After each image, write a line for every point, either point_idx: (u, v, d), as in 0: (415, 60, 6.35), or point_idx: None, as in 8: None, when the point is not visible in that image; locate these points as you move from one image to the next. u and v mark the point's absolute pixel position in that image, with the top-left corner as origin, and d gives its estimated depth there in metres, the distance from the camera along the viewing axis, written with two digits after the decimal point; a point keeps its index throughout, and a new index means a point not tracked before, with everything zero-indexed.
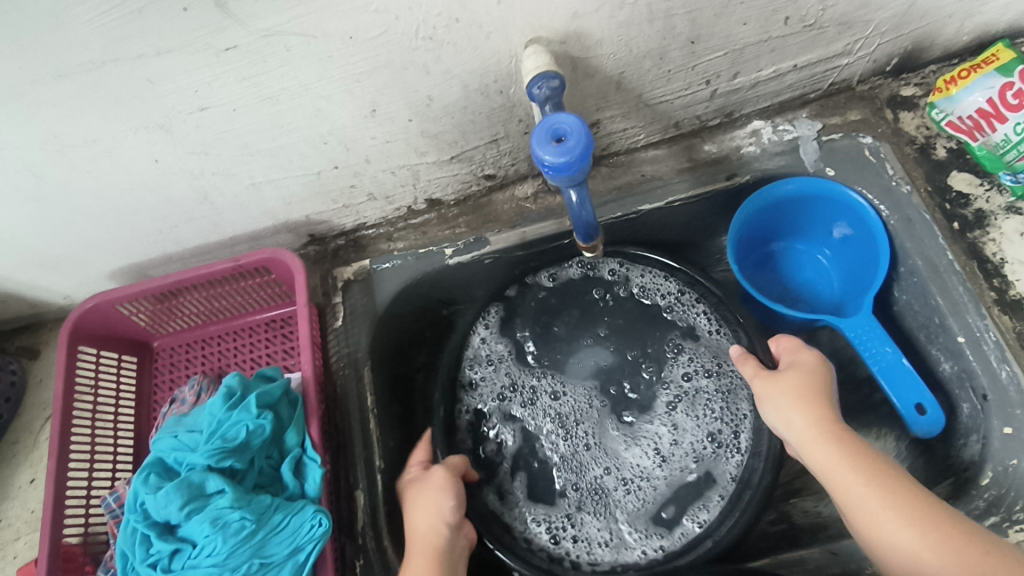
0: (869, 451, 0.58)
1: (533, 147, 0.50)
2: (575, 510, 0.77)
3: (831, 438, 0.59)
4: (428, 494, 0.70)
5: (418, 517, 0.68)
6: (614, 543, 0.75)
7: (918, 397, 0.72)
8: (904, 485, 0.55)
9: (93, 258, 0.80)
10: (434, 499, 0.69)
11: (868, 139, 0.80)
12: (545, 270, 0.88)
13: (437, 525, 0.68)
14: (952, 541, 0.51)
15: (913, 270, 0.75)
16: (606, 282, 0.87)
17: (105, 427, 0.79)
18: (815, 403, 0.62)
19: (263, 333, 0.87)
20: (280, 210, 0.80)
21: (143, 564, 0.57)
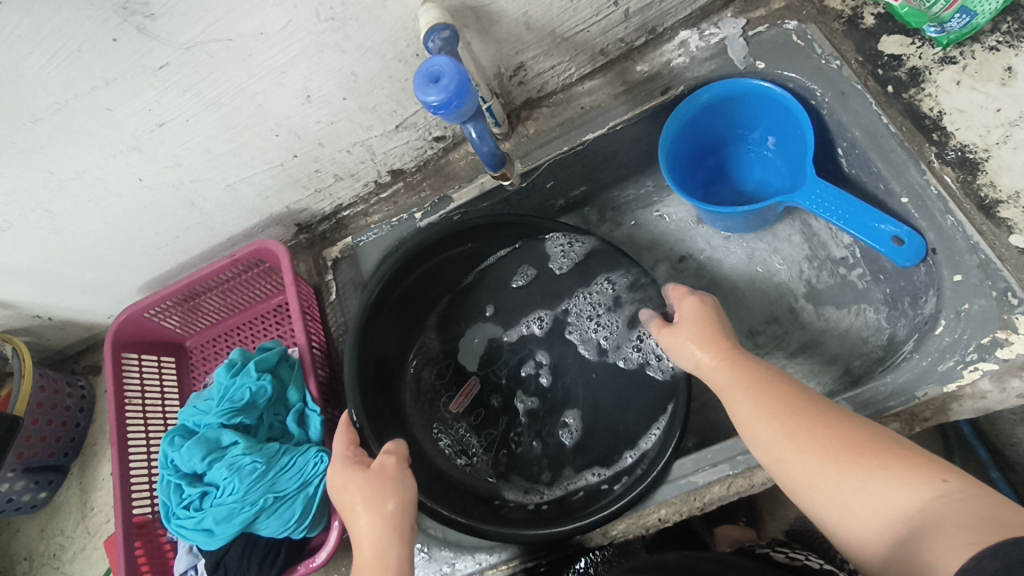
0: (751, 364, 0.65)
1: (419, 94, 0.56)
2: (518, 439, 0.85)
3: (723, 360, 0.66)
4: (375, 494, 0.61)
5: (365, 523, 0.60)
6: (550, 458, 0.83)
7: (893, 231, 0.70)
8: (776, 386, 0.61)
9: (120, 276, 0.93)
10: (385, 500, 0.61)
11: (794, 24, 0.81)
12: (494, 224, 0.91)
13: (389, 532, 0.59)
14: (807, 425, 0.57)
15: (854, 141, 0.76)
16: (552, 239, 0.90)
17: (155, 418, 0.92)
18: (709, 334, 0.69)
19: (274, 318, 0.98)
20: (262, 205, 0.90)
21: (180, 509, 0.68)
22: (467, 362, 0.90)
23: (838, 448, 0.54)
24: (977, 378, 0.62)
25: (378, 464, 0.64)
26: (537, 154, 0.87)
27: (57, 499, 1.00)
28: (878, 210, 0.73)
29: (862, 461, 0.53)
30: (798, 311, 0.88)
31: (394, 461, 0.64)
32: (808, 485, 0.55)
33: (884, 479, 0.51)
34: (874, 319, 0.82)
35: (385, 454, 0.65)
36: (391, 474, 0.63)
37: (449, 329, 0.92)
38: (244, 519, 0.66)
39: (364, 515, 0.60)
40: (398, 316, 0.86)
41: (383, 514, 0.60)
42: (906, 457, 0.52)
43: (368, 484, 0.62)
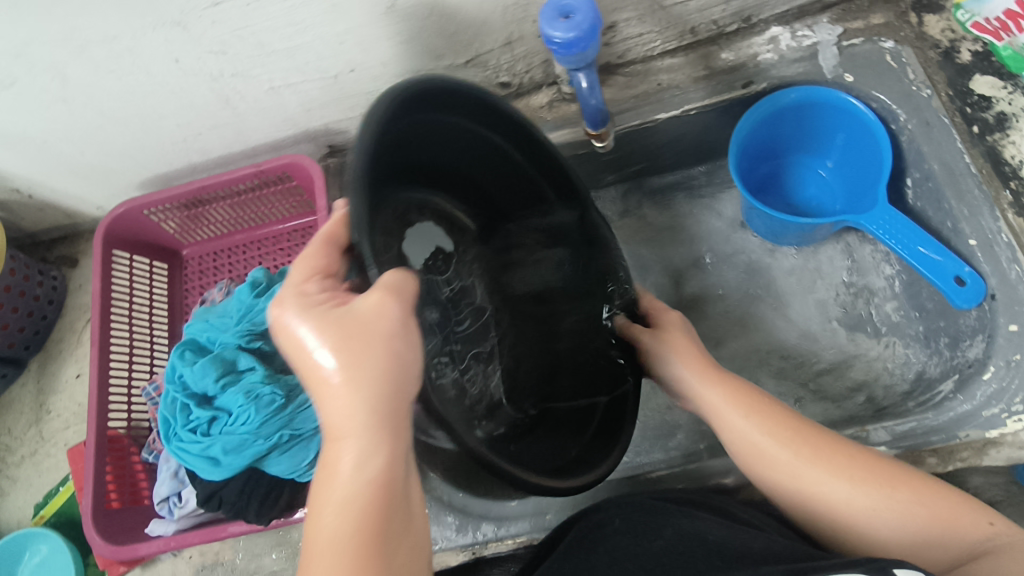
0: (742, 386, 0.63)
1: (542, 24, 0.50)
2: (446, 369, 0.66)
3: (717, 380, 0.64)
4: (363, 374, 0.45)
5: (348, 415, 0.45)
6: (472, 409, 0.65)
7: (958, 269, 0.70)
8: (778, 412, 0.60)
9: (121, 166, 0.84)
10: (374, 377, 0.45)
11: (890, 44, 0.79)
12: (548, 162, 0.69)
13: (379, 429, 0.45)
14: (827, 455, 0.56)
15: (929, 173, 0.75)
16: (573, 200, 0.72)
17: (141, 327, 0.84)
18: (683, 348, 0.68)
19: (286, 242, 0.91)
20: (300, 118, 0.82)
21: (184, 431, 0.61)
22: (413, 258, 0.66)
23: (870, 476, 0.54)
24: (1020, 429, 0.63)
25: (363, 314, 0.45)
26: None
27: (9, 396, 0.90)
28: (946, 248, 0.73)
29: (899, 490, 0.53)
30: (829, 332, 0.88)
31: (396, 312, 0.46)
32: (840, 510, 0.54)
33: (925, 508, 0.52)
34: (902, 353, 0.83)
35: (373, 300, 0.46)
36: (391, 333, 0.46)
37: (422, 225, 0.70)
38: (256, 453, 0.59)
39: (345, 404, 0.45)
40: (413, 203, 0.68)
41: (380, 398, 0.45)
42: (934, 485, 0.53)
43: (343, 357, 0.45)
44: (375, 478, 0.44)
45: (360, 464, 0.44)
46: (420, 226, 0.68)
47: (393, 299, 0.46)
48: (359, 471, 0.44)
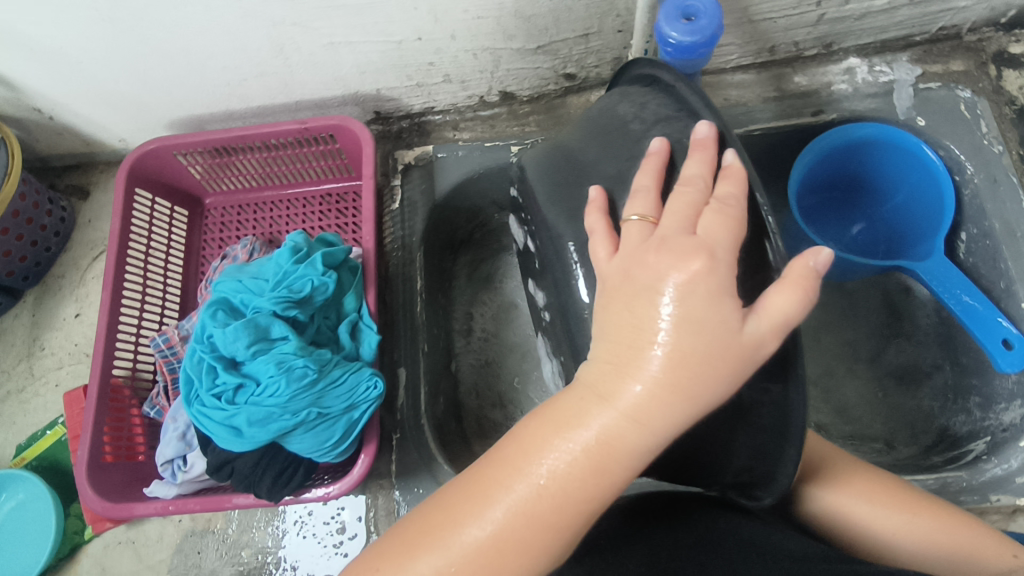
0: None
1: (660, 18, 0.48)
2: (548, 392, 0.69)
3: None
4: (691, 356, 0.38)
5: (657, 384, 0.38)
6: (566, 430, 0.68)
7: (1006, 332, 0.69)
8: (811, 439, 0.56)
9: (155, 100, 0.78)
10: (714, 375, 0.38)
11: (967, 93, 0.77)
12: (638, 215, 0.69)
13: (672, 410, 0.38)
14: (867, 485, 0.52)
15: (988, 231, 0.74)
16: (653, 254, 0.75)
17: (155, 275, 0.79)
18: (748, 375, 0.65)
19: (317, 206, 0.85)
20: (354, 79, 0.77)
21: (208, 395, 0.58)
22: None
23: (904, 502, 0.51)
24: None
25: (753, 340, 0.38)
26: None
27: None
28: (996, 307, 0.72)
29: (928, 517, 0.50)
30: (855, 373, 0.86)
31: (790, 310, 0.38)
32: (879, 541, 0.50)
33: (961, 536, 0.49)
34: (926, 406, 0.82)
35: (783, 287, 0.39)
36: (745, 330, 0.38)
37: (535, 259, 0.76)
38: (280, 428, 0.56)
39: (656, 375, 0.38)
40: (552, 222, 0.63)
41: (684, 381, 0.38)
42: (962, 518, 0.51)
43: (687, 334, 0.38)
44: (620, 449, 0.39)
45: (615, 433, 0.38)
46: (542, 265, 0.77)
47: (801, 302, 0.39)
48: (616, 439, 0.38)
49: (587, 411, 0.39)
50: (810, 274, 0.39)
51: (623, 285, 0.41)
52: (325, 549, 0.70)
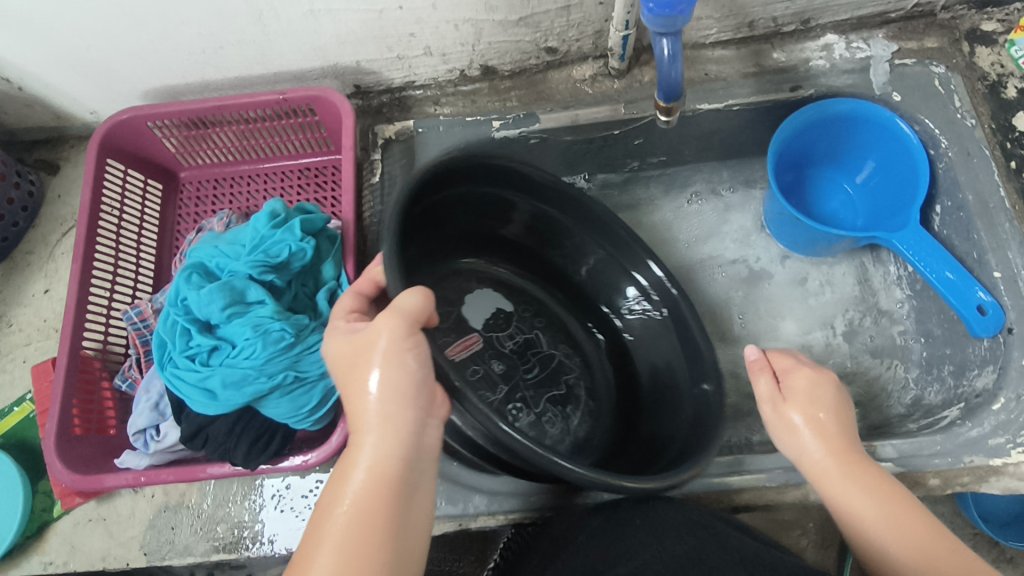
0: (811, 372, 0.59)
1: None
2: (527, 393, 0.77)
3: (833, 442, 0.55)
4: (390, 386, 0.49)
5: (369, 417, 0.49)
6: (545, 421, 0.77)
7: (983, 297, 0.71)
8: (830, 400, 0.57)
9: (128, 69, 0.76)
10: (404, 405, 0.48)
11: (940, 69, 0.79)
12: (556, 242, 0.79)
13: (394, 431, 0.48)
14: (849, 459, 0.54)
15: (962, 203, 0.75)
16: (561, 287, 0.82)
17: (128, 248, 0.77)
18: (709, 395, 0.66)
19: (295, 180, 0.84)
20: (332, 49, 0.76)
21: (181, 357, 0.57)
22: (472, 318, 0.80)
23: (878, 486, 0.53)
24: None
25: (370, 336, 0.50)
26: (645, 105, 0.81)
27: None
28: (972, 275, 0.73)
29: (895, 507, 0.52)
30: (832, 346, 0.86)
31: (398, 328, 0.49)
32: (847, 507, 0.53)
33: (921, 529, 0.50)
34: (902, 376, 0.82)
35: (384, 319, 0.50)
36: (386, 348, 0.49)
37: (461, 275, 0.79)
38: (256, 391, 0.55)
39: (370, 412, 0.49)
40: (524, 232, 0.78)
41: (392, 406, 0.48)
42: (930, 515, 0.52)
43: (381, 374, 0.49)
44: (384, 471, 0.48)
45: (378, 460, 0.47)
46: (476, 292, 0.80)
47: (403, 320, 0.50)
48: (375, 464, 0.47)
49: (354, 454, 0.49)
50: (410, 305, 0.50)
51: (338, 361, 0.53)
52: (304, 523, 0.68)
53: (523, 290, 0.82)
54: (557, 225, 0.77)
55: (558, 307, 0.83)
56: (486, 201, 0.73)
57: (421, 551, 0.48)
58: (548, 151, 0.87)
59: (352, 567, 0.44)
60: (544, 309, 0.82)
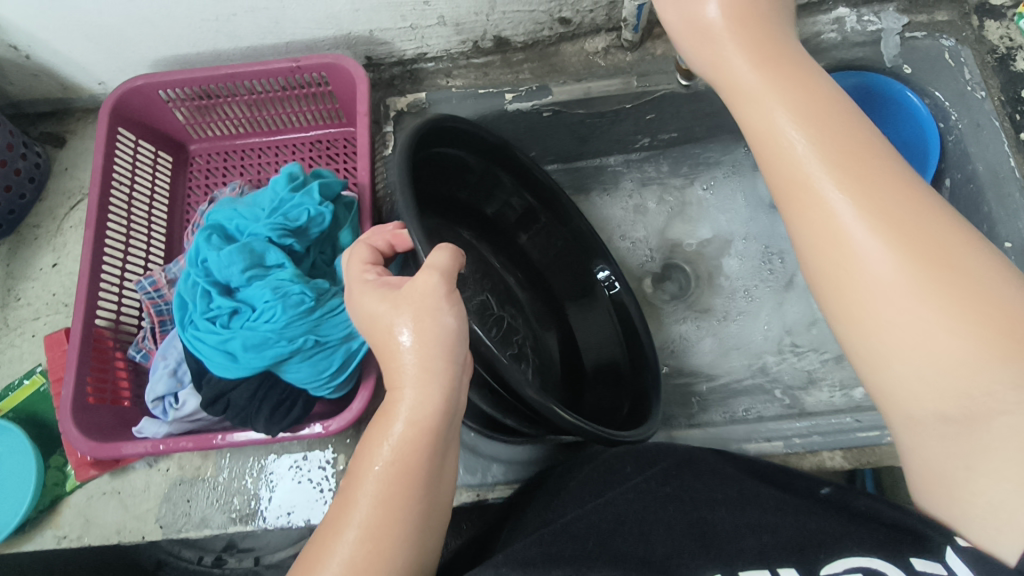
0: (753, 85, 0.44)
1: None
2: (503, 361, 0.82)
3: (862, 159, 0.39)
4: (428, 341, 0.47)
5: (407, 371, 0.47)
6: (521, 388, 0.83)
7: None
8: (775, 113, 0.43)
9: (140, 38, 0.75)
10: (440, 357, 0.47)
11: (951, 42, 0.79)
12: (526, 221, 0.89)
13: (434, 385, 0.47)
14: (898, 220, 0.38)
15: (972, 175, 0.77)
16: (515, 261, 0.90)
17: (139, 219, 0.77)
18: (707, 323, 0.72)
19: (307, 153, 0.83)
20: (345, 18, 0.75)
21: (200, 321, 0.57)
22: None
23: (939, 253, 0.37)
24: None
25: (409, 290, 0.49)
26: (658, 78, 0.81)
27: None
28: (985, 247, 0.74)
29: (938, 298, 0.36)
30: None
31: (437, 285, 0.48)
32: (811, 226, 0.40)
33: (976, 338, 0.35)
34: None
35: (423, 276, 0.49)
36: (426, 305, 0.48)
37: (430, 238, 0.82)
38: (277, 354, 0.55)
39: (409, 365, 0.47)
40: (500, 210, 0.88)
41: (430, 361, 0.47)
42: (999, 282, 0.36)
43: (419, 328, 0.48)
44: (423, 423, 0.46)
45: (416, 414, 0.46)
46: (435, 252, 0.82)
47: (440, 274, 0.49)
48: (412, 419, 0.46)
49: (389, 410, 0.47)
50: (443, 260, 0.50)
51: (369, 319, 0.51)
52: (323, 494, 0.68)
53: (488, 264, 0.88)
54: (532, 212, 0.88)
55: (502, 281, 0.89)
56: (473, 172, 0.83)
57: (452, 503, 0.47)
58: (559, 125, 0.86)
59: (391, 515, 0.43)
60: (491, 275, 0.88)
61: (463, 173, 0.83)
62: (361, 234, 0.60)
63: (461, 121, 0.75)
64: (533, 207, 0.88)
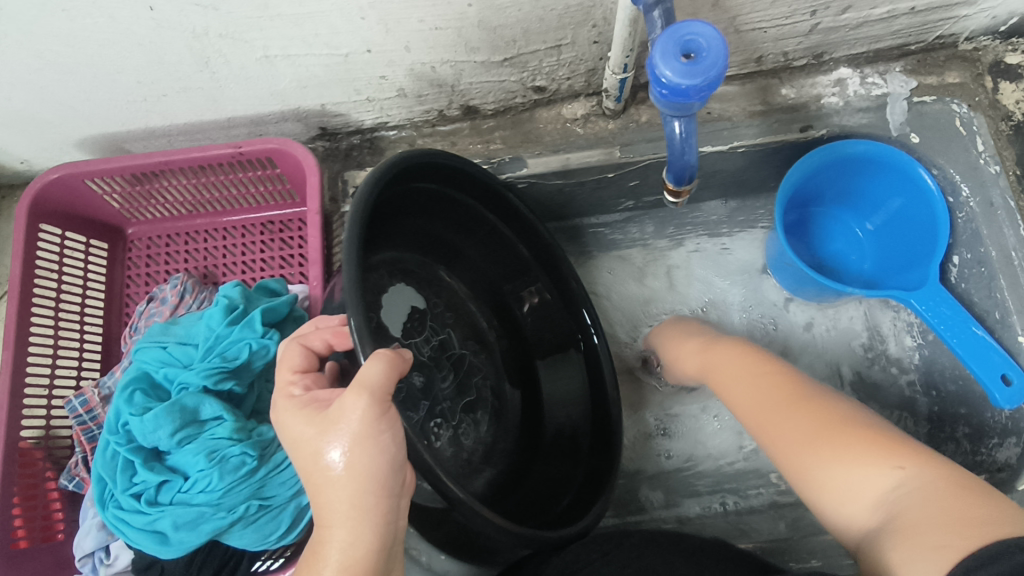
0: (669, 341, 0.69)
1: (656, 55, 0.42)
2: (447, 418, 0.68)
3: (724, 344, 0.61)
4: (360, 473, 0.42)
5: (336, 504, 0.42)
6: (465, 446, 0.69)
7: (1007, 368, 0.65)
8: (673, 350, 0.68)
9: (60, 119, 0.67)
10: (373, 492, 0.42)
11: (962, 108, 0.73)
12: (509, 259, 0.75)
13: (368, 519, 0.42)
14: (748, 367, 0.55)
15: (984, 258, 0.70)
16: (491, 293, 0.75)
17: (70, 321, 0.69)
18: (678, 341, 0.68)
19: (258, 235, 0.76)
20: (294, 93, 0.67)
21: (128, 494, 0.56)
22: (390, 324, 0.66)
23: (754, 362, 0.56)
24: None
25: (338, 412, 0.42)
26: (643, 148, 0.73)
27: None
28: (997, 343, 0.68)
29: (831, 442, 0.45)
30: None
31: (367, 410, 0.42)
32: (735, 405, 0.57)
33: (891, 478, 0.41)
34: (911, 432, 0.79)
35: (350, 397, 0.42)
36: (356, 430, 0.42)
37: (392, 275, 0.68)
38: (215, 526, 0.54)
39: (338, 498, 0.42)
40: (473, 242, 0.73)
41: (362, 496, 0.42)
42: (926, 455, 0.42)
43: (351, 456, 0.42)
44: (359, 564, 0.42)
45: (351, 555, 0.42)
46: (392, 288, 0.67)
47: (372, 399, 0.42)
48: (344, 561, 0.42)
49: (321, 544, 0.43)
50: (378, 380, 0.42)
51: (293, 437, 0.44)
52: None
53: (456, 297, 0.74)
54: (508, 249, 0.75)
55: (469, 314, 0.74)
56: (449, 207, 0.69)
57: None
58: (536, 194, 0.79)
59: None
60: (457, 308, 0.74)
61: (442, 209, 0.69)
62: (302, 324, 0.50)
63: (443, 158, 0.63)
64: (517, 247, 0.74)
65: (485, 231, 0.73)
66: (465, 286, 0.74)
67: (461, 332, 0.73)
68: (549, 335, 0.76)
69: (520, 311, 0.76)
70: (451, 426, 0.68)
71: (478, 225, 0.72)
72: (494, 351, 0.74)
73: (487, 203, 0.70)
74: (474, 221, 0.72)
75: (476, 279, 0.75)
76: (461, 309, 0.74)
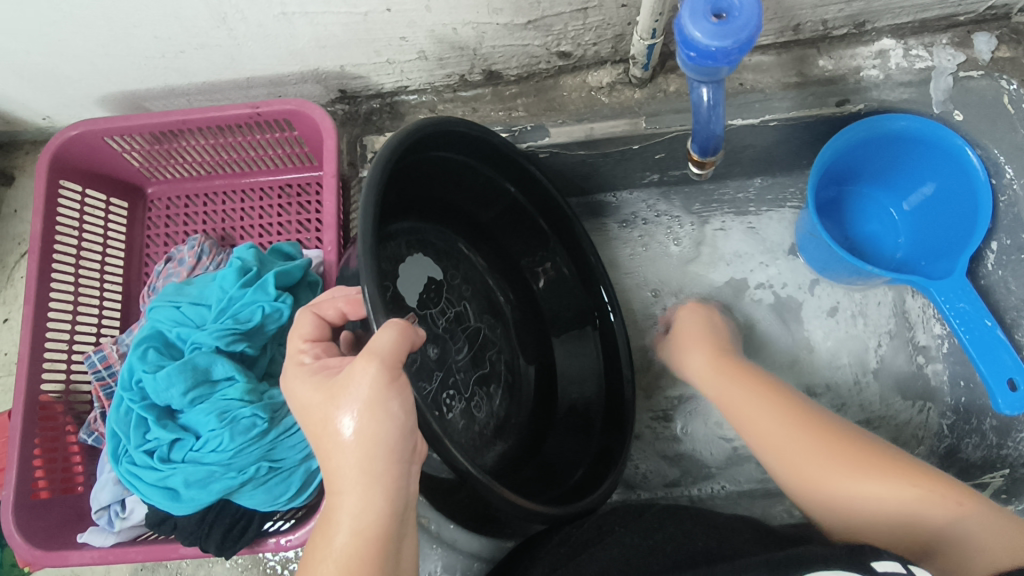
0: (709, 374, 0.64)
1: (684, 15, 0.41)
2: (462, 390, 0.67)
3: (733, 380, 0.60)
4: (370, 438, 0.41)
5: (347, 470, 0.42)
6: (479, 417, 0.69)
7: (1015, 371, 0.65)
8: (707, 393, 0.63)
9: (81, 75, 0.67)
10: (384, 461, 0.42)
11: (1012, 84, 0.68)
12: (527, 231, 0.73)
13: (379, 485, 0.42)
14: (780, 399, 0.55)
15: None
16: (508, 267, 0.75)
17: (90, 279, 0.70)
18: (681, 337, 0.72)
19: (275, 198, 0.75)
20: (312, 53, 0.66)
21: (141, 450, 0.57)
22: (407, 294, 0.66)
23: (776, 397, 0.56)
24: None
25: (348, 378, 0.42)
26: (670, 120, 0.70)
27: None
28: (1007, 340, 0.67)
29: (854, 455, 0.48)
30: (861, 385, 0.79)
31: (377, 376, 0.41)
32: (734, 413, 0.58)
33: (914, 493, 0.45)
34: (934, 422, 0.77)
35: (360, 362, 0.42)
36: (367, 395, 0.41)
37: (409, 243, 0.67)
38: (225, 486, 0.55)
39: (347, 464, 0.42)
40: (495, 214, 0.72)
41: (372, 461, 0.42)
42: (939, 475, 0.46)
43: (361, 423, 0.41)
44: (373, 529, 0.41)
45: (364, 523, 0.41)
46: (410, 259, 0.67)
47: (382, 365, 0.41)
48: (357, 527, 0.41)
49: (333, 511, 0.43)
50: (388, 349, 0.42)
51: (305, 406, 0.44)
52: None
53: (472, 268, 0.73)
54: (527, 221, 0.73)
55: (486, 287, 0.74)
56: (471, 179, 0.68)
57: None
58: (557, 165, 0.77)
59: None
60: (475, 279, 0.73)
61: (463, 179, 0.68)
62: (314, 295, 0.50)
63: (468, 127, 0.61)
64: (535, 219, 0.73)
65: (505, 203, 0.71)
66: (483, 255, 0.74)
67: (478, 302, 0.72)
68: (564, 311, 0.74)
69: (536, 286, 0.75)
70: (464, 399, 0.67)
71: (498, 195, 0.71)
72: (510, 324, 0.74)
73: (508, 175, 0.69)
74: (494, 194, 0.70)
75: (494, 251, 0.74)
76: (478, 281, 0.73)
